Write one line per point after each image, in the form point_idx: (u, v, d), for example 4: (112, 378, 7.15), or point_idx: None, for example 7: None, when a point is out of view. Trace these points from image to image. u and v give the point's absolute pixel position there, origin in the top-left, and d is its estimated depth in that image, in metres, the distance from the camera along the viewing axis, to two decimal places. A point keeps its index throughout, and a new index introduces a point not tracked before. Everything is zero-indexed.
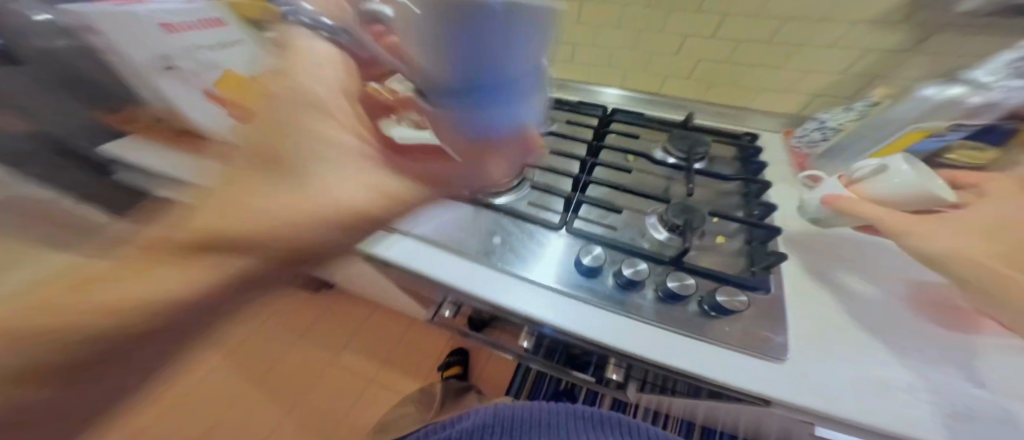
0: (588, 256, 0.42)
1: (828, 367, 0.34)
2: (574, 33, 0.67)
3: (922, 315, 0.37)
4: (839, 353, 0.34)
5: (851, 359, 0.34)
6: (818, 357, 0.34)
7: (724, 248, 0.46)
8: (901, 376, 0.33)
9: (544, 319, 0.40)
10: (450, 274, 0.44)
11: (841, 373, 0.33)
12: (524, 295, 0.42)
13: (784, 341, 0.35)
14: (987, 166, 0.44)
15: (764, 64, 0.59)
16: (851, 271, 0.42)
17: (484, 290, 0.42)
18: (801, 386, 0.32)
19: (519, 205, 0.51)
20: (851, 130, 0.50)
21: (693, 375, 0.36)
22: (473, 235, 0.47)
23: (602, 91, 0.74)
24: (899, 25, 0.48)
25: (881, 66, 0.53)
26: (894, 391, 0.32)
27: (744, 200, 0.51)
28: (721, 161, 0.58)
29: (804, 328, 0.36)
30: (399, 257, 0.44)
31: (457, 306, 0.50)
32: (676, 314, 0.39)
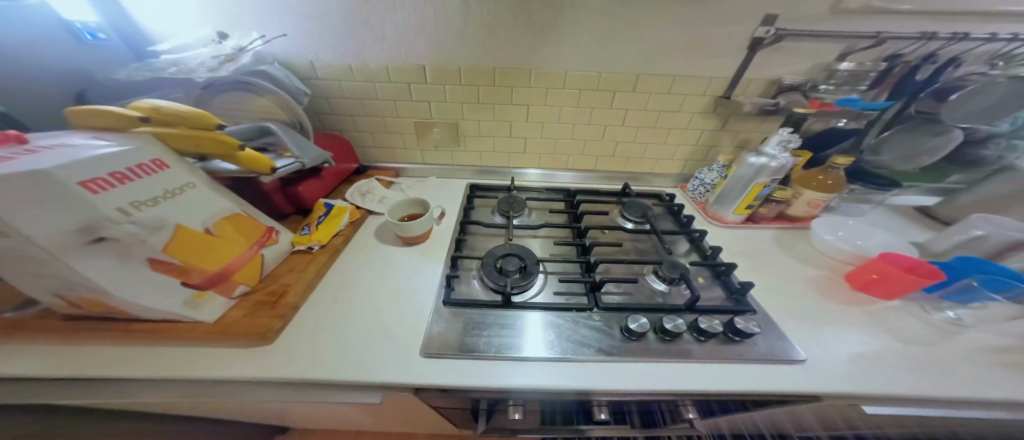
0: (635, 323, 0.47)
1: (818, 354, 0.48)
2: (527, 129, 0.81)
3: (832, 300, 0.59)
4: (842, 337, 0.51)
5: (845, 337, 0.51)
6: (810, 348, 0.49)
7: (704, 286, 0.60)
8: (876, 344, 0.50)
9: (622, 386, 0.41)
10: (525, 380, 0.40)
11: (830, 358, 0.48)
12: (598, 375, 0.42)
13: (792, 345, 0.48)
14: (791, 199, 0.77)
15: (655, 141, 0.83)
16: (781, 277, 0.64)
17: (569, 381, 0.40)
18: (824, 378, 0.44)
19: (549, 298, 0.53)
20: (720, 186, 0.79)
21: (763, 392, 0.43)
22: (516, 333, 0.45)
23: (525, 172, 0.90)
24: (711, 113, 0.78)
25: (713, 138, 0.83)
26: (884, 359, 0.48)
27: (692, 245, 0.69)
28: (661, 218, 0.79)
29: (790, 326, 0.52)
30: (454, 381, 0.38)
31: (523, 405, 0.46)
32: (716, 346, 0.47)
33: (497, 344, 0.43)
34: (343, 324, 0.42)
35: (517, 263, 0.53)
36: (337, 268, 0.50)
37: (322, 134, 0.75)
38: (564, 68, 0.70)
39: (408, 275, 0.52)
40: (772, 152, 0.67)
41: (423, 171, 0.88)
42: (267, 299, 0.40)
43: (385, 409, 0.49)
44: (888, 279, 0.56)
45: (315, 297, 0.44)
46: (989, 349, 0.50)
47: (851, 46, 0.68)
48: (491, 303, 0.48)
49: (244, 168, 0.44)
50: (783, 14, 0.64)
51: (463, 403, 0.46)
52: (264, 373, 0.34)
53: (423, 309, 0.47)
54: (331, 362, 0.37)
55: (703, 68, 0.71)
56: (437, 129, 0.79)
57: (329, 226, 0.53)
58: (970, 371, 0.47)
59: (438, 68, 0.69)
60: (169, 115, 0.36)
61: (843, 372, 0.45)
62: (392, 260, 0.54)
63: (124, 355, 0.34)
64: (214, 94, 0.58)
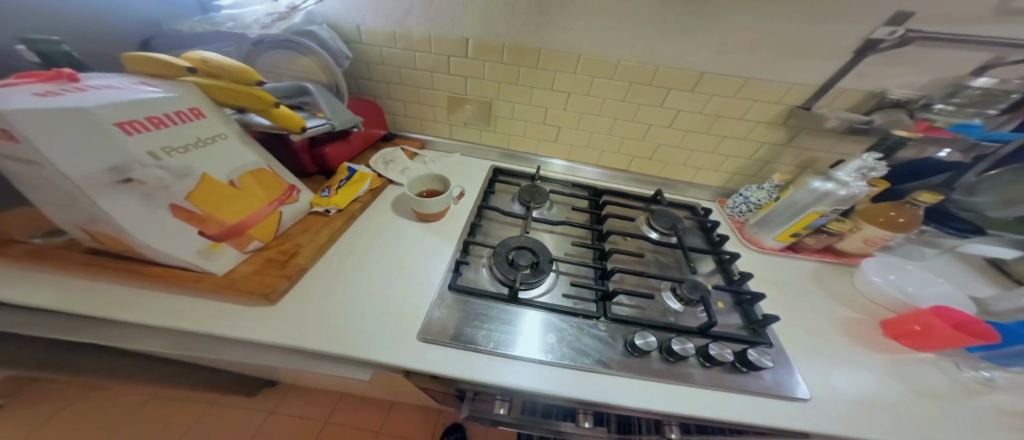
0: (642, 339, 0.43)
1: (818, 389, 0.43)
2: (563, 118, 0.75)
3: (861, 345, 0.50)
4: (857, 379, 0.45)
5: (852, 375, 0.45)
6: (811, 377, 0.44)
7: (722, 312, 0.53)
8: (888, 390, 0.44)
9: (615, 400, 0.38)
10: (515, 380, 0.38)
11: (831, 395, 0.42)
12: (599, 389, 0.39)
13: (797, 380, 0.43)
14: (844, 231, 0.64)
15: (703, 150, 0.74)
16: (815, 314, 0.55)
17: (560, 387, 0.38)
18: (831, 420, 0.39)
19: (557, 301, 0.50)
20: (766, 210, 0.69)
21: (759, 425, 0.39)
22: (510, 330, 0.43)
23: (551, 162, 0.85)
24: (779, 125, 0.66)
25: (773, 154, 0.72)
26: (891, 406, 0.42)
27: (719, 266, 0.61)
28: (690, 232, 0.71)
29: (800, 358, 0.46)
30: (443, 370, 0.37)
31: (510, 402, 0.46)
32: (719, 373, 0.42)
33: (496, 339, 0.42)
34: (343, 294, 0.43)
35: (530, 258, 0.51)
36: (348, 237, 0.51)
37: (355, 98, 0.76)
38: (616, 55, 0.63)
39: (415, 252, 0.52)
40: (843, 178, 0.57)
41: (447, 146, 0.86)
42: (278, 257, 0.42)
43: (376, 381, 0.50)
44: (925, 335, 0.47)
45: (322, 261, 0.46)
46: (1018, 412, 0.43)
47: (998, 57, 0.53)
48: (495, 296, 0.47)
49: (277, 125, 0.45)
50: (921, 12, 0.50)
51: (444, 388, 0.46)
52: (262, 331, 0.36)
53: (421, 289, 0.46)
54: (325, 329, 0.38)
55: (785, 71, 0.60)
56: (470, 106, 0.76)
57: (348, 191, 0.54)
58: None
59: (483, 44, 0.66)
60: (215, 69, 0.37)
61: (842, 412, 0.40)
62: (401, 234, 0.54)
63: (142, 300, 0.37)
64: (263, 50, 0.61)
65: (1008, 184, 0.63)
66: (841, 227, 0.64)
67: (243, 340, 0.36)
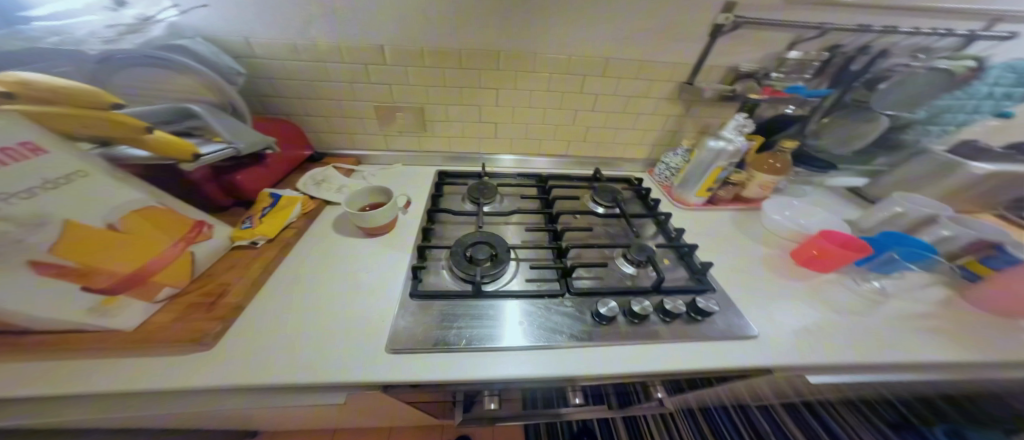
0: (604, 307, 0.47)
1: (771, 330, 0.51)
2: (500, 114, 0.78)
3: (782, 275, 0.64)
4: (790, 308, 0.56)
5: (791, 311, 0.55)
6: (763, 323, 0.52)
7: (668, 267, 0.62)
8: (813, 314, 0.55)
9: (600, 372, 0.41)
10: (506, 371, 0.39)
11: (778, 331, 0.51)
12: (577, 361, 0.42)
13: (747, 321, 0.51)
14: (743, 182, 0.81)
15: (624, 127, 0.84)
16: (738, 255, 0.68)
17: (540, 369, 0.40)
18: (773, 353, 0.48)
19: (524, 285, 0.52)
20: (682, 171, 0.81)
21: (718, 370, 0.45)
22: (492, 325, 0.44)
23: (499, 158, 0.88)
24: (674, 100, 0.80)
25: (675, 125, 0.86)
26: (828, 327, 0.53)
27: (659, 227, 0.71)
28: (630, 201, 0.80)
29: (744, 301, 0.56)
30: (425, 376, 0.36)
31: (499, 395, 0.45)
32: (682, 326, 0.49)
33: (468, 336, 0.41)
34: (293, 322, 0.39)
35: (489, 251, 0.52)
36: (287, 268, 0.46)
37: (265, 118, 0.68)
38: (536, 51, 0.68)
39: (373, 266, 0.49)
40: (729, 136, 0.70)
41: (387, 158, 0.83)
42: (204, 300, 0.37)
43: (351, 407, 0.46)
44: (827, 255, 0.62)
45: (261, 295, 0.41)
46: (908, 315, 0.57)
47: (798, 36, 0.72)
48: (460, 293, 0.47)
49: (157, 154, 0.38)
50: (743, 3, 0.65)
51: (433, 397, 0.45)
52: (203, 376, 0.32)
53: (388, 302, 0.44)
54: (280, 360, 0.34)
55: (665, 54, 0.72)
56: (403, 114, 0.74)
57: (276, 216, 0.49)
58: (892, 339, 0.52)
59: (403, 50, 0.65)
60: (48, 92, 0.30)
61: (793, 344, 0.49)
62: (352, 253, 0.51)
63: (43, 370, 0.32)
64: (112, 69, 0.47)
65: (831, 127, 0.86)
66: (740, 178, 0.80)
67: (182, 389, 0.32)
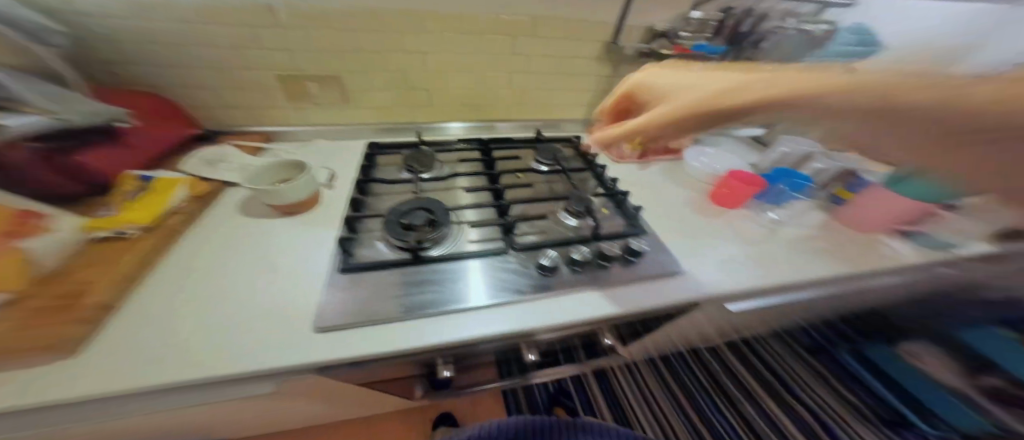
0: (545, 257, 0.49)
1: (696, 266, 0.57)
2: (429, 80, 0.74)
3: (705, 215, 0.73)
4: (715, 244, 0.64)
5: (717, 245, 0.63)
6: (691, 262, 0.58)
7: (606, 215, 0.66)
8: (733, 249, 0.63)
9: (543, 326, 0.42)
10: (471, 333, 0.39)
11: (702, 265, 0.58)
12: (529, 319, 0.42)
13: (675, 260, 0.56)
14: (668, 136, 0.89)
15: (557, 88, 0.86)
16: (667, 200, 0.76)
17: (504, 327, 0.41)
18: (699, 286, 0.53)
19: (468, 246, 0.51)
20: None
21: (653, 309, 0.48)
22: (436, 290, 0.43)
23: (446, 126, 0.84)
24: (600, 59, 0.83)
25: (605, 85, 0.89)
26: (742, 256, 0.61)
27: (598, 179, 0.75)
28: (571, 158, 0.83)
29: (674, 242, 0.62)
30: (359, 351, 0.34)
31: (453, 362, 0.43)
32: (619, 268, 0.52)
33: (413, 304, 0.40)
34: (192, 314, 0.35)
35: (424, 216, 0.50)
36: (182, 263, 0.40)
37: (118, 91, 0.56)
38: (457, 9, 0.65)
39: (293, 246, 0.45)
40: None
41: (304, 134, 0.73)
42: (54, 303, 0.31)
43: (295, 396, 0.43)
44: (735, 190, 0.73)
45: (143, 294, 0.36)
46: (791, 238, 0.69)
47: None
48: (398, 261, 0.45)
49: None
50: None
51: (382, 372, 0.43)
52: (61, 389, 0.27)
53: (316, 280, 0.41)
54: (170, 358, 0.30)
55: (586, 13, 0.73)
56: (312, 83, 0.66)
57: (152, 194, 0.45)
58: (787, 258, 0.63)
59: (298, 9, 0.56)
60: None
61: (716, 275, 0.56)
62: (269, 237, 0.46)
63: None
64: None
65: None
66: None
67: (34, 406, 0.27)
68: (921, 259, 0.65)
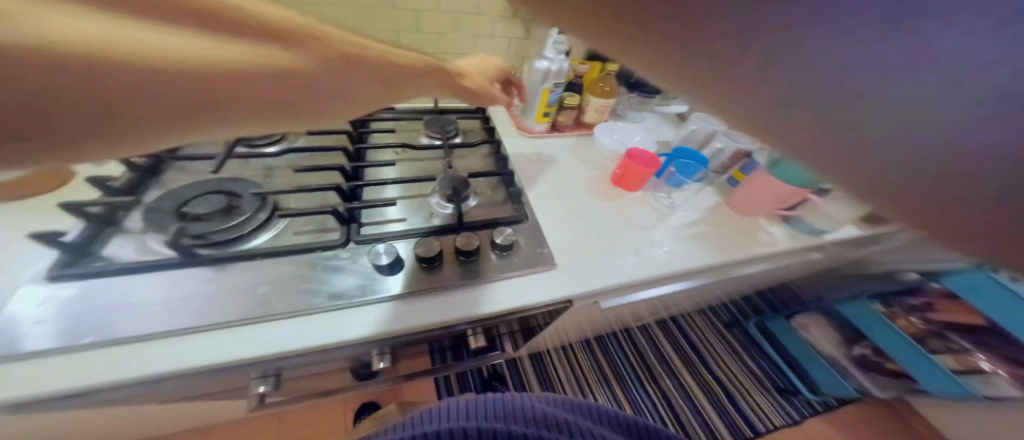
0: (382, 255, 0.41)
1: (577, 262, 0.48)
2: None
3: None
4: (615, 230, 0.53)
5: (625, 230, 0.54)
6: (572, 258, 0.48)
7: (495, 199, 0.55)
8: (634, 237, 0.53)
9: (360, 336, 0.37)
10: (391, 320, 0.38)
11: (581, 256, 0.49)
12: (396, 315, 0.39)
13: (546, 250, 0.48)
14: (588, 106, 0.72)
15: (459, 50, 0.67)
16: (575, 171, 0.63)
17: (401, 320, 0.38)
18: (568, 285, 0.45)
19: (286, 240, 0.42)
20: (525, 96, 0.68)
21: (510, 311, 0.44)
22: (236, 295, 0.36)
23: None
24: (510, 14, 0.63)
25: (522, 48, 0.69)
26: (639, 243, 0.52)
27: (495, 157, 0.62)
28: (472, 133, 0.68)
29: (555, 230, 0.52)
30: (89, 380, 0.29)
31: (272, 376, 0.40)
32: (486, 264, 0.45)
33: (307, 299, 0.37)
34: None
35: (220, 202, 0.42)
36: None
37: None
38: None
39: None
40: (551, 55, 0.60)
41: None
42: None
43: (84, 418, 0.39)
44: (629, 172, 0.58)
45: None
46: (686, 224, 0.56)
47: None
48: (162, 260, 0.37)
49: None
50: None
51: (196, 391, 0.39)
52: None
53: (7, 293, 0.32)
54: None
55: None
56: None
57: None
58: (694, 245, 0.54)
59: None
60: None
61: (598, 270, 0.48)
62: None
63: None
64: None
65: None
66: (576, 101, 0.67)
67: None
68: (791, 246, 0.57)
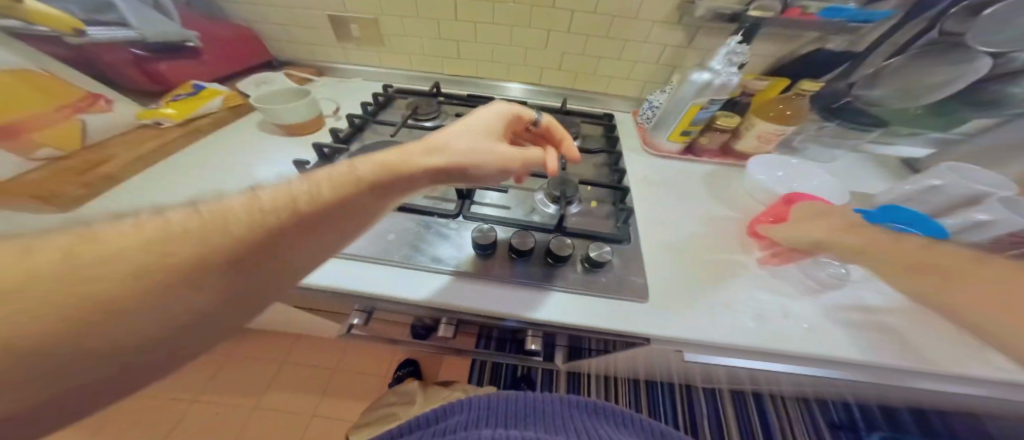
0: (480, 234, 0.43)
1: (685, 304, 0.42)
2: (458, 29, 0.65)
3: None
4: (731, 279, 0.45)
5: (748, 283, 0.45)
6: (678, 300, 0.42)
7: (597, 211, 0.53)
8: (759, 296, 0.44)
9: (453, 303, 0.39)
10: (478, 301, 0.40)
11: (688, 298, 0.43)
12: (479, 294, 0.40)
13: (643, 280, 0.44)
14: (739, 128, 0.60)
15: (607, 55, 0.65)
16: (692, 200, 0.56)
17: (486, 302, 0.40)
18: (663, 324, 0.40)
19: (417, 200, 0.50)
20: (665, 107, 0.60)
21: (595, 329, 0.40)
22: (371, 236, 0.44)
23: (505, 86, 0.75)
24: (677, 24, 0.59)
25: (677, 59, 0.64)
26: (763, 307, 0.42)
27: (610, 168, 0.60)
28: (591, 138, 0.66)
29: (660, 259, 0.47)
30: None
31: (365, 313, 0.48)
32: (574, 274, 0.43)
33: (410, 254, 0.43)
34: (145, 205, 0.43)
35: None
36: (159, 169, 0.49)
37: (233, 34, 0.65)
38: None
39: (243, 160, 0.52)
40: (717, 67, 0.51)
41: (346, 71, 0.74)
42: (79, 167, 0.44)
43: None
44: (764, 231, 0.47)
45: (139, 174, 0.47)
46: (845, 306, 0.43)
47: None
48: None
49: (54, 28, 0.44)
50: None
51: (315, 302, 0.48)
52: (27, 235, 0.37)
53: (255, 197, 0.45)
54: None
55: None
56: (356, 26, 0.65)
57: (191, 103, 0.56)
58: (854, 332, 0.41)
59: None
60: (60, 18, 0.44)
61: (711, 321, 0.41)
62: (228, 154, 0.53)
63: None
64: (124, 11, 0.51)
65: (895, 71, 0.59)
66: (732, 123, 0.59)
67: None
68: None
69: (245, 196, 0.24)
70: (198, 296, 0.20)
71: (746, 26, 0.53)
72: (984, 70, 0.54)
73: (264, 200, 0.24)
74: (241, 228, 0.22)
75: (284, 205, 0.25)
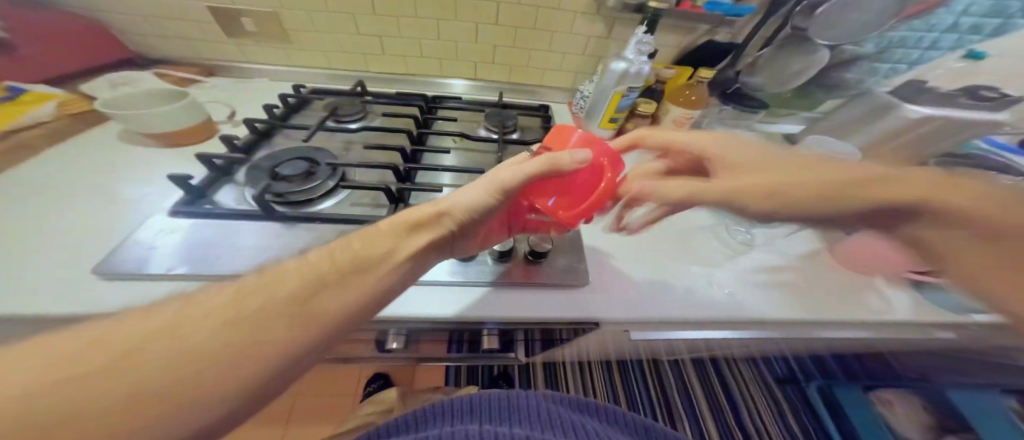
0: None
1: (625, 285, 0.43)
2: (374, 23, 0.61)
3: None
4: (668, 255, 0.48)
5: (683, 258, 0.47)
6: (618, 282, 0.43)
7: None
8: (694, 269, 0.46)
9: (388, 314, 0.36)
10: (422, 308, 0.37)
11: (626, 279, 0.44)
12: (421, 302, 0.38)
13: (585, 266, 0.44)
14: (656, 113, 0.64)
15: (534, 47, 0.65)
16: None
17: (431, 309, 0.37)
18: (604, 308, 0.40)
19: (344, 209, 0.44)
20: (593, 98, 0.62)
21: (542, 321, 0.39)
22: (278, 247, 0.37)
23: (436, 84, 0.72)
24: (593, 15, 0.60)
25: (599, 49, 0.66)
26: (699, 278, 0.45)
27: None
28: (531, 130, 0.66)
29: (600, 244, 0.48)
30: None
31: None
32: (522, 267, 0.42)
33: None
34: None
35: (302, 167, 0.46)
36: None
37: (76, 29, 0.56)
38: None
39: (124, 179, 0.44)
40: (630, 57, 0.54)
41: (252, 72, 0.67)
42: None
43: None
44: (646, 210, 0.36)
45: None
46: (762, 268, 0.48)
47: None
48: (247, 211, 0.40)
49: None
50: None
51: None
52: None
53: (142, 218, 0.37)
54: None
55: None
56: (249, 20, 0.59)
57: (10, 111, 0.46)
58: (773, 292, 0.44)
59: None
60: None
61: (649, 298, 0.42)
62: (100, 173, 0.44)
63: None
64: None
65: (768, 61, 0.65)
66: (651, 109, 0.62)
67: None
68: (913, 320, 0.44)
69: (293, 260, 0.25)
70: (251, 349, 0.19)
71: (648, 18, 0.55)
72: (822, 60, 0.64)
73: (314, 258, 0.25)
74: (290, 283, 0.23)
75: (327, 262, 0.25)
